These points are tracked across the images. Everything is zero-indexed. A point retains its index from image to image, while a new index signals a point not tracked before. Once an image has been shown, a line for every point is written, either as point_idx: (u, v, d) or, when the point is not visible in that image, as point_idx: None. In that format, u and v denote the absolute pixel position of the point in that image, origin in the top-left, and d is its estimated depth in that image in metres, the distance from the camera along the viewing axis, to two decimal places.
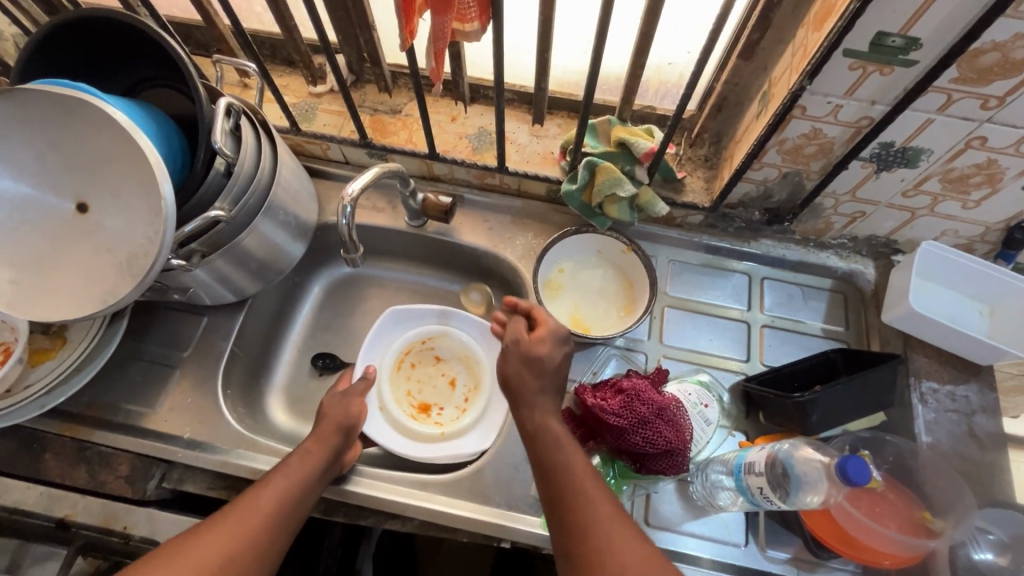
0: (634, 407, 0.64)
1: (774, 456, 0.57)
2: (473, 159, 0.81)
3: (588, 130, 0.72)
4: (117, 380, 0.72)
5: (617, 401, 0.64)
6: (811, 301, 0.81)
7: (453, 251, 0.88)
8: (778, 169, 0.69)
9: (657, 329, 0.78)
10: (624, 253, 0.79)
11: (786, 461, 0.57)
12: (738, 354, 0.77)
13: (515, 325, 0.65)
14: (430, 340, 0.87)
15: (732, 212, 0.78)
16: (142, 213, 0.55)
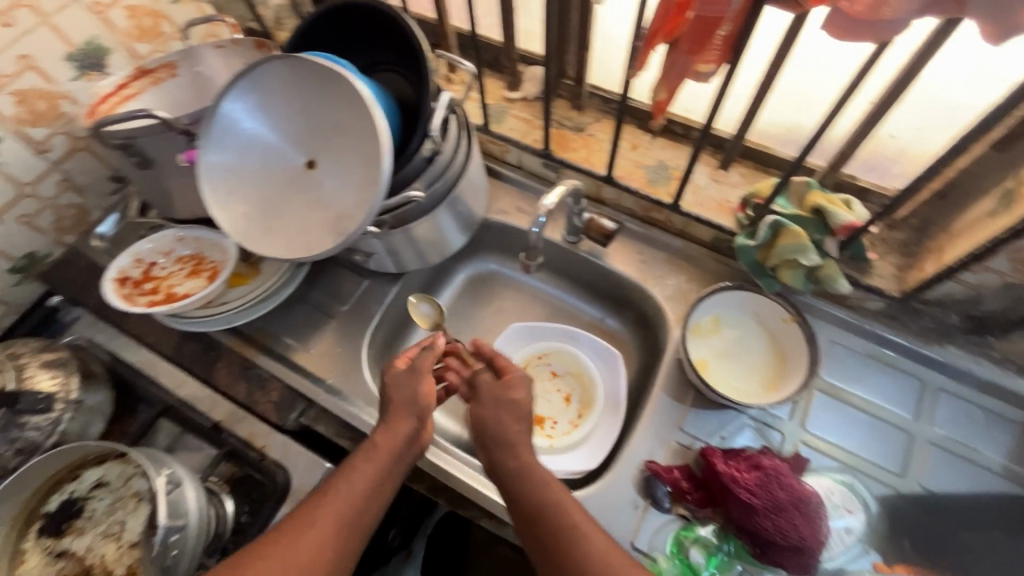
0: (774, 487, 0.61)
1: None
2: (646, 191, 0.81)
3: (782, 189, 0.69)
4: (286, 315, 0.82)
5: (757, 476, 0.62)
6: (995, 432, 0.70)
7: (599, 274, 0.88)
8: (1002, 276, 0.61)
9: (802, 411, 0.72)
10: (786, 322, 0.73)
11: None
12: (892, 466, 0.69)
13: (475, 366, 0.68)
14: (552, 354, 0.88)
15: (923, 308, 0.70)
16: (359, 180, 0.61)
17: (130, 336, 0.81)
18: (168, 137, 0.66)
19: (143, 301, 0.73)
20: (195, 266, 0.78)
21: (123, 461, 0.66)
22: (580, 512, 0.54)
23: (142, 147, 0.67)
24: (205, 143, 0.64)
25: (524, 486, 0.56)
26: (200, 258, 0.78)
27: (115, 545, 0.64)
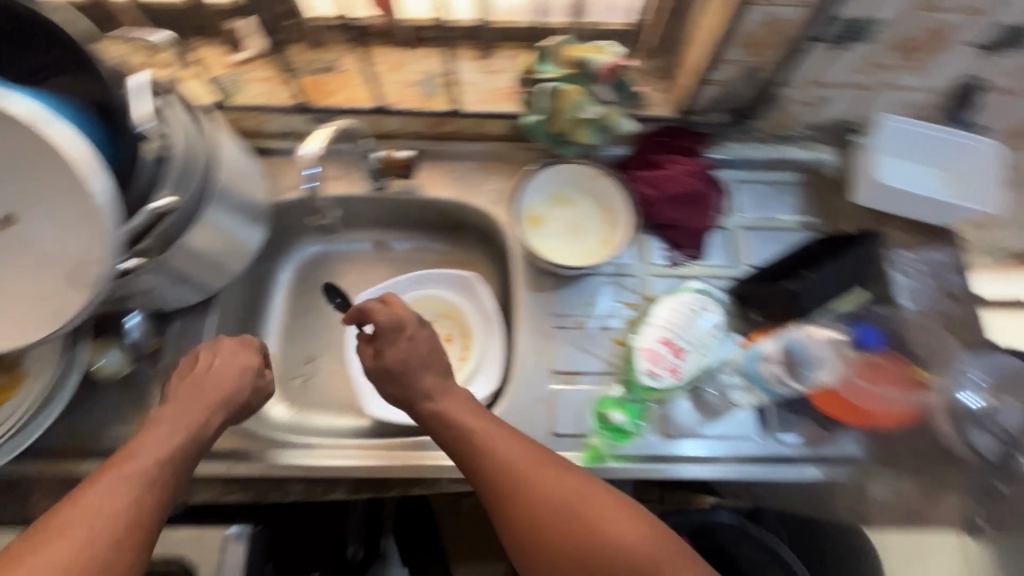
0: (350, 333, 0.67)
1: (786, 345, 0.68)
2: (426, 106, 0.77)
3: (541, 56, 0.70)
4: (95, 406, 0.68)
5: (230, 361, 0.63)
6: (781, 197, 0.82)
7: (422, 208, 0.84)
8: (739, 66, 0.68)
9: (642, 250, 0.78)
10: (597, 177, 0.77)
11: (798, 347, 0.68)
12: (722, 260, 0.78)
13: None
14: (410, 309, 0.85)
15: (697, 119, 0.78)
16: (71, 217, 0.49)
17: None
18: None
19: None
20: None
21: None
22: (530, 467, 0.54)
23: None
24: None
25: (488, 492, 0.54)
26: None
27: None
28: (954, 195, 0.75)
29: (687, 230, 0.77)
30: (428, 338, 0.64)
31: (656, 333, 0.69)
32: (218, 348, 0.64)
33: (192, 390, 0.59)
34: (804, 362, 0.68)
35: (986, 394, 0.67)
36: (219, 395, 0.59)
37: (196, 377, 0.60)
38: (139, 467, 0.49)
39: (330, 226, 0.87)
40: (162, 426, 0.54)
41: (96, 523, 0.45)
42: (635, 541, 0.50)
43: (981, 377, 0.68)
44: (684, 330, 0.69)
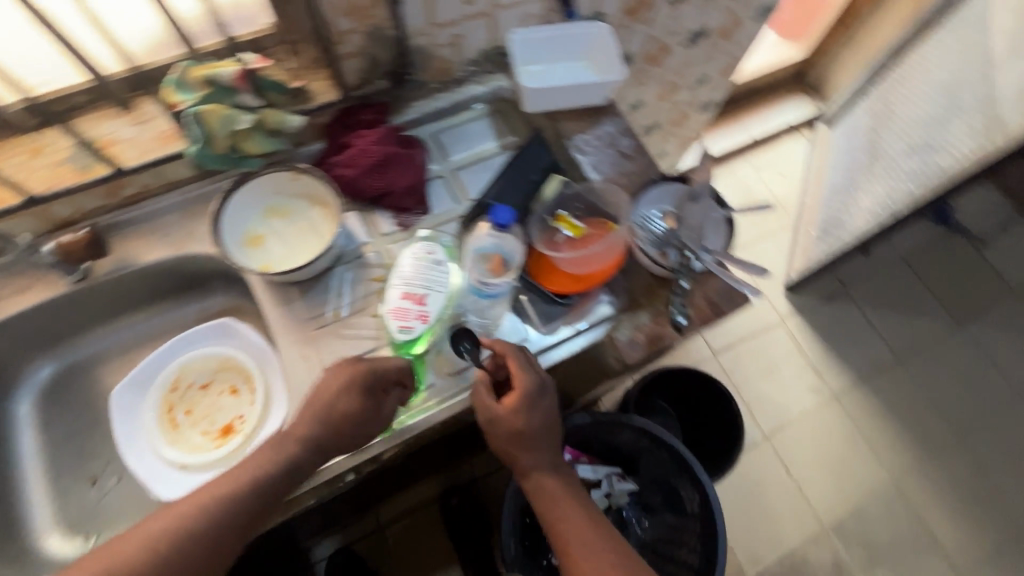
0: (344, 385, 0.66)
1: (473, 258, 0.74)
2: (86, 178, 0.73)
3: (172, 89, 0.69)
4: None
5: (301, 423, 0.66)
6: (480, 131, 0.89)
7: (147, 277, 0.81)
8: (358, 32, 0.74)
9: (372, 226, 0.82)
10: (297, 178, 0.79)
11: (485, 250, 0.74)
12: (447, 205, 0.84)
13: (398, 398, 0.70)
14: (181, 380, 0.81)
15: (364, 91, 0.83)
16: None
17: None
18: None
19: None
20: None
21: None
22: (562, 513, 0.70)
23: None
24: None
25: (540, 501, 0.72)
26: None
27: None
28: (594, 76, 0.87)
29: (402, 192, 0.81)
30: (321, 420, 0.65)
31: (397, 291, 0.72)
32: (333, 387, 0.66)
33: (302, 446, 0.65)
34: (503, 257, 0.74)
35: (665, 218, 0.82)
36: (324, 398, 0.65)
37: (286, 443, 0.65)
38: (214, 501, 0.61)
39: (58, 337, 0.82)
40: (264, 466, 0.64)
41: (170, 554, 0.58)
42: (604, 552, 0.66)
43: (659, 208, 0.82)
44: (422, 279, 0.73)
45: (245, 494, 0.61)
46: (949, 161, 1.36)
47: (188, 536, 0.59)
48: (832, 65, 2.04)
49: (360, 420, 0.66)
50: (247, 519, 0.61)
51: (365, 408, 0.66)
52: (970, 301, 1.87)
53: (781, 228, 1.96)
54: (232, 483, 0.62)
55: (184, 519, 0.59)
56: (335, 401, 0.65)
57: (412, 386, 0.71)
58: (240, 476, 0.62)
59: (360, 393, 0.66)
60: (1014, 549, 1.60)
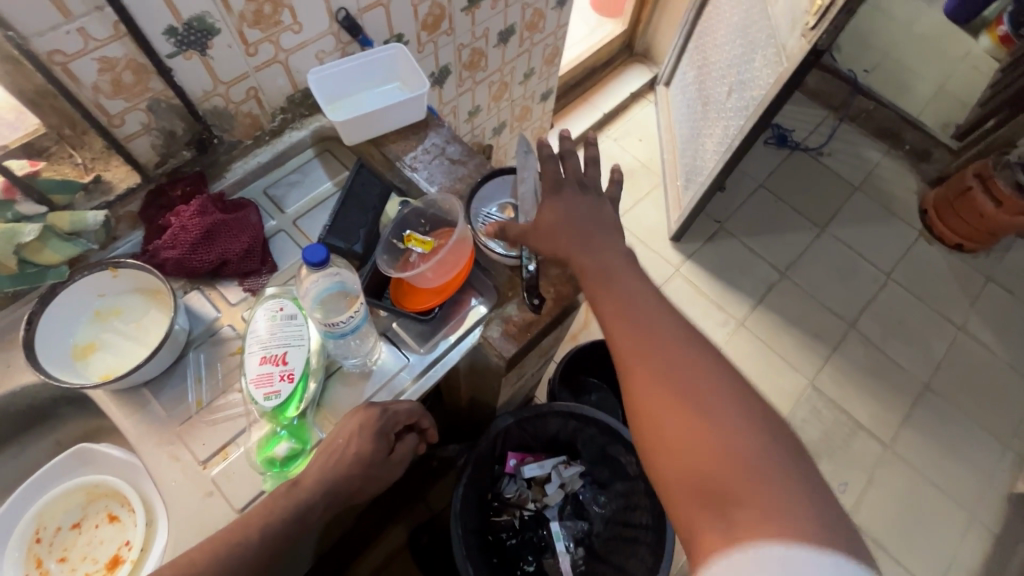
0: (359, 428, 0.68)
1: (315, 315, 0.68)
2: None
3: None
4: None
5: (320, 465, 0.66)
6: (310, 175, 0.87)
7: None
8: (139, 109, 0.71)
9: (219, 300, 0.77)
10: (117, 274, 0.73)
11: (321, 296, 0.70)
12: (294, 256, 0.81)
13: (405, 445, 0.77)
14: (48, 525, 0.73)
15: (173, 166, 0.80)
16: None
17: None
18: None
19: None
20: None
21: None
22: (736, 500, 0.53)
23: None
24: None
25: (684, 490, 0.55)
26: None
27: None
28: (406, 94, 0.89)
29: (239, 256, 0.77)
30: (328, 471, 0.66)
31: (255, 358, 0.69)
32: (346, 431, 0.67)
33: (330, 494, 0.67)
34: (339, 295, 0.71)
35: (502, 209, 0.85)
36: (346, 459, 0.67)
37: (304, 490, 0.65)
38: (232, 552, 0.59)
39: None
40: (289, 502, 0.64)
41: (277, 509, 0.63)
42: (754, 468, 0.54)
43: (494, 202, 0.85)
44: (279, 339, 0.70)
45: (292, 516, 0.63)
46: (760, 89, 1.50)
47: (238, 552, 0.60)
48: (654, 32, 2.22)
49: (358, 466, 0.68)
50: (265, 561, 0.61)
51: (376, 462, 0.70)
52: (826, 208, 2.08)
53: (653, 188, 2.09)
54: (272, 508, 0.63)
55: (233, 538, 0.60)
56: (354, 454, 0.67)
57: (424, 428, 0.80)
58: (267, 524, 0.62)
59: (383, 433, 0.69)
60: (924, 411, 1.77)
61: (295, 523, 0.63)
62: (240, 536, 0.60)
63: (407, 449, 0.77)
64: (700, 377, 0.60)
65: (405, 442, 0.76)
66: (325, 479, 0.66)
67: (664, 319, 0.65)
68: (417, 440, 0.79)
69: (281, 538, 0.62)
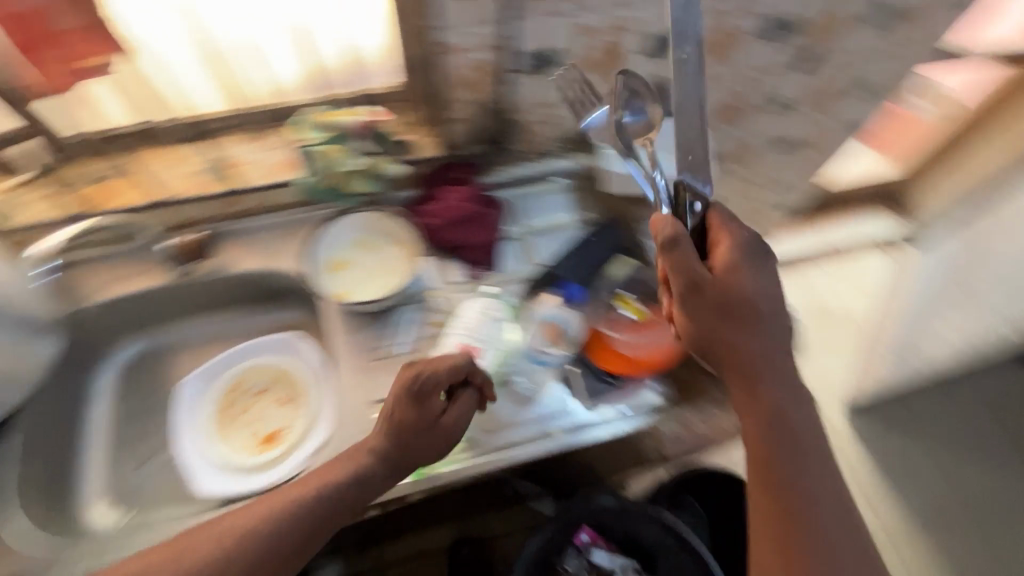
0: (401, 387, 0.63)
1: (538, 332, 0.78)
2: (212, 190, 0.83)
3: (301, 126, 0.78)
4: None
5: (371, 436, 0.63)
6: (557, 203, 0.94)
7: (235, 284, 0.89)
8: (471, 102, 0.82)
9: (444, 273, 0.86)
10: (384, 219, 0.86)
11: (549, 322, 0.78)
12: (516, 265, 0.88)
13: (465, 398, 0.65)
14: (240, 382, 0.87)
15: (464, 152, 0.91)
16: None
17: None
18: None
19: None
20: None
21: None
22: None
23: None
24: None
25: None
26: None
27: None
28: None
29: (477, 246, 0.85)
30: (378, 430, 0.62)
31: (456, 339, 0.77)
32: (392, 396, 0.63)
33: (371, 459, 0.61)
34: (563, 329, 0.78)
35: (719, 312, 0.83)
36: (390, 419, 0.62)
37: (361, 456, 0.61)
38: (260, 522, 0.55)
39: (149, 323, 0.89)
40: (337, 474, 0.59)
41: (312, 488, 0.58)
42: None
43: None
44: (481, 333, 0.78)
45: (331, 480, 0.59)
46: None
47: (269, 521, 0.55)
48: None
49: (406, 428, 0.62)
50: (297, 537, 0.56)
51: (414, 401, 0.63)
52: None
53: None
54: (323, 479, 0.59)
55: (280, 499, 0.57)
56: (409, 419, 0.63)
57: (483, 386, 0.67)
58: (295, 504, 0.57)
59: (428, 386, 0.64)
60: None
61: (346, 500, 0.58)
62: (270, 512, 0.56)
63: (463, 409, 0.65)
64: (810, 480, 0.53)
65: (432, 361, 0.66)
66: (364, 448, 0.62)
67: (773, 356, 0.58)
68: (479, 397, 0.67)
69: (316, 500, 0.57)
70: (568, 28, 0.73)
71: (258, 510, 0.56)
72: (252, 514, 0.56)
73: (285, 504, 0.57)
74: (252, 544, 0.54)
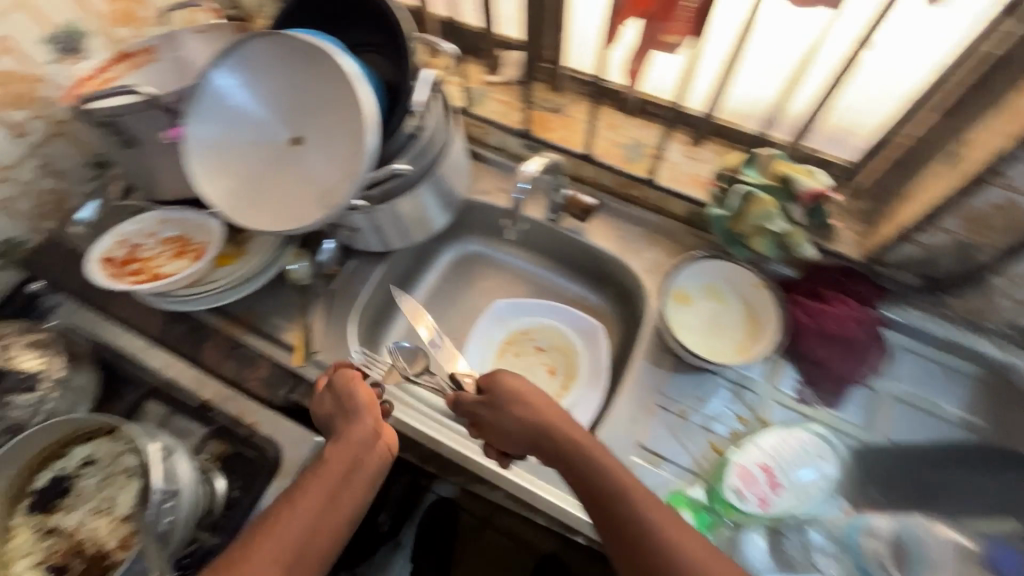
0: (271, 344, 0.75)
1: (893, 523, 0.65)
2: (625, 168, 0.85)
3: (748, 161, 0.73)
4: (268, 296, 0.83)
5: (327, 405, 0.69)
6: (950, 385, 0.74)
7: (579, 249, 0.91)
8: (952, 236, 0.66)
9: (775, 373, 0.75)
10: (757, 288, 0.77)
11: (908, 533, 0.65)
12: (856, 419, 0.72)
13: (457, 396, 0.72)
14: (531, 331, 0.91)
15: (883, 271, 0.75)
16: (344, 155, 0.62)
17: (117, 320, 0.80)
18: (153, 115, 0.67)
19: (128, 281, 0.73)
20: (179, 247, 0.78)
21: (113, 437, 0.66)
22: None
23: (127, 125, 0.67)
24: (186, 117, 0.65)
25: None
26: (185, 239, 0.79)
27: (105, 520, 0.63)
28: None
29: (831, 373, 0.73)
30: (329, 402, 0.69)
31: (756, 455, 0.67)
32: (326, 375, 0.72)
33: (338, 469, 0.61)
34: (914, 556, 0.63)
35: None
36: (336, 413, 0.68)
37: (328, 428, 0.67)
38: (328, 486, 0.60)
39: (496, 234, 0.98)
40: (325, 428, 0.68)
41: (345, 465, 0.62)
42: None
43: None
44: (787, 465, 0.66)
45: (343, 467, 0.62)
46: None
47: (318, 476, 0.61)
48: None
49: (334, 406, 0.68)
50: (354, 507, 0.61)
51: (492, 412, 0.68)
52: None
53: None
54: (344, 454, 0.63)
55: (346, 455, 0.63)
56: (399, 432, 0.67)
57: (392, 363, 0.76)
58: (337, 470, 0.62)
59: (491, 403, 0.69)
60: None
61: (328, 496, 0.59)
62: (333, 478, 0.61)
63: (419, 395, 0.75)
64: None
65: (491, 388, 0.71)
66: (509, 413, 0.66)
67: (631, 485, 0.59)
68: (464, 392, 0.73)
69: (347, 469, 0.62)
70: None
71: (313, 487, 0.59)
72: (316, 478, 0.60)
73: (324, 471, 0.61)
74: (319, 506, 0.59)
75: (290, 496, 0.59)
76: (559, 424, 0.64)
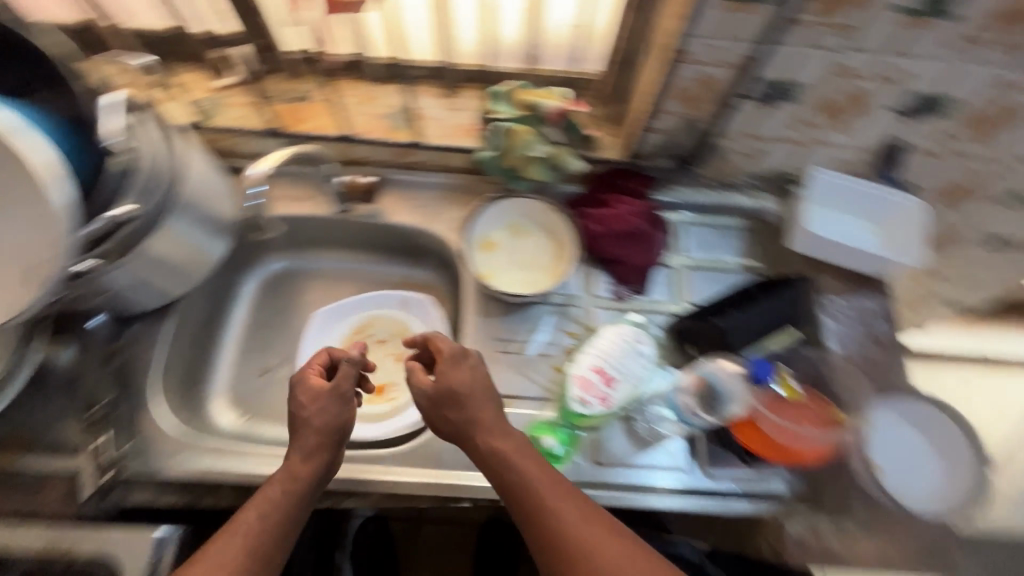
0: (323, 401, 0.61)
1: (697, 378, 0.71)
2: (392, 138, 0.82)
3: (495, 98, 0.75)
4: (36, 407, 0.70)
5: (312, 431, 0.60)
6: (725, 240, 0.85)
7: (383, 232, 0.89)
8: (677, 116, 0.74)
9: (590, 283, 0.81)
10: (546, 212, 0.82)
11: (712, 380, 0.70)
12: (665, 296, 0.81)
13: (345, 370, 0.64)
14: (364, 328, 0.88)
15: (645, 163, 0.83)
16: (32, 215, 0.52)
17: None
18: None
19: None
20: None
21: None
22: None
23: None
24: None
25: None
26: None
27: None
28: (877, 245, 0.80)
29: (632, 266, 0.80)
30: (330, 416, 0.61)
31: (589, 361, 0.72)
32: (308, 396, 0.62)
33: (282, 510, 0.55)
34: (720, 396, 0.70)
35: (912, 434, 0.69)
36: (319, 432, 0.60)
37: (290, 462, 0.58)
38: (257, 529, 0.53)
39: (297, 244, 0.92)
40: (270, 484, 0.57)
41: (266, 504, 0.55)
42: None
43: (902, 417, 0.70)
44: (617, 359, 0.72)
45: (287, 487, 0.56)
46: None
47: (267, 510, 0.55)
48: None
49: (336, 406, 0.62)
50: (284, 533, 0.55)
51: (519, 440, 0.59)
52: None
53: None
54: (282, 488, 0.56)
55: (260, 501, 0.55)
56: (310, 427, 0.60)
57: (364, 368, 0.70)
58: (285, 505, 0.56)
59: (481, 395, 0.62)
60: None
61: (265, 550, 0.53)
62: (271, 513, 0.55)
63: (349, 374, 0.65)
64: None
65: (433, 379, 0.65)
66: (512, 467, 0.56)
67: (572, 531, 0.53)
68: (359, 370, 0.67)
69: (283, 494, 0.56)
70: (823, 62, 0.64)
71: (251, 512, 0.54)
72: (255, 521, 0.54)
73: (252, 515, 0.54)
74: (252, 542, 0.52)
75: (221, 546, 0.52)
76: (554, 506, 0.54)
